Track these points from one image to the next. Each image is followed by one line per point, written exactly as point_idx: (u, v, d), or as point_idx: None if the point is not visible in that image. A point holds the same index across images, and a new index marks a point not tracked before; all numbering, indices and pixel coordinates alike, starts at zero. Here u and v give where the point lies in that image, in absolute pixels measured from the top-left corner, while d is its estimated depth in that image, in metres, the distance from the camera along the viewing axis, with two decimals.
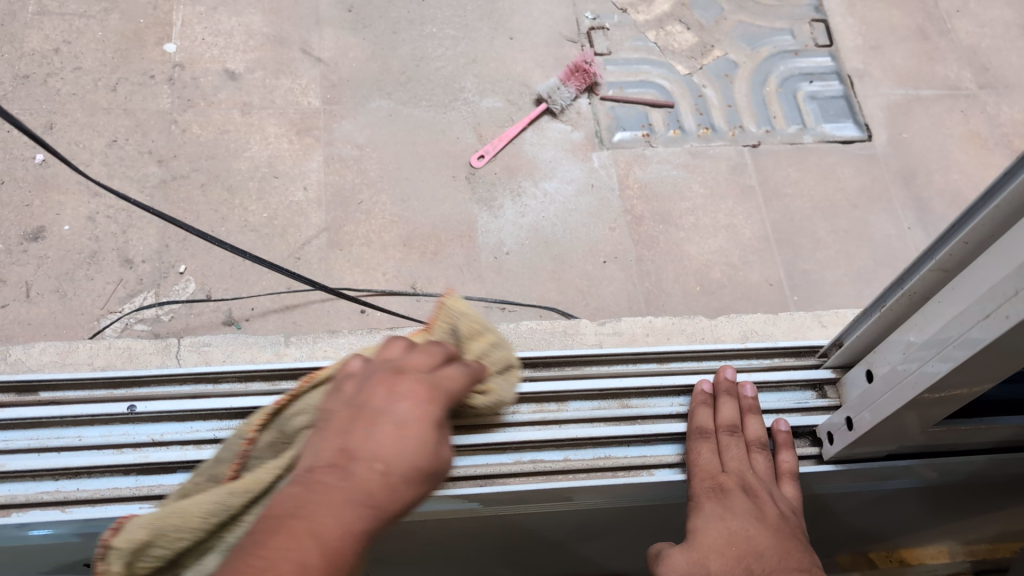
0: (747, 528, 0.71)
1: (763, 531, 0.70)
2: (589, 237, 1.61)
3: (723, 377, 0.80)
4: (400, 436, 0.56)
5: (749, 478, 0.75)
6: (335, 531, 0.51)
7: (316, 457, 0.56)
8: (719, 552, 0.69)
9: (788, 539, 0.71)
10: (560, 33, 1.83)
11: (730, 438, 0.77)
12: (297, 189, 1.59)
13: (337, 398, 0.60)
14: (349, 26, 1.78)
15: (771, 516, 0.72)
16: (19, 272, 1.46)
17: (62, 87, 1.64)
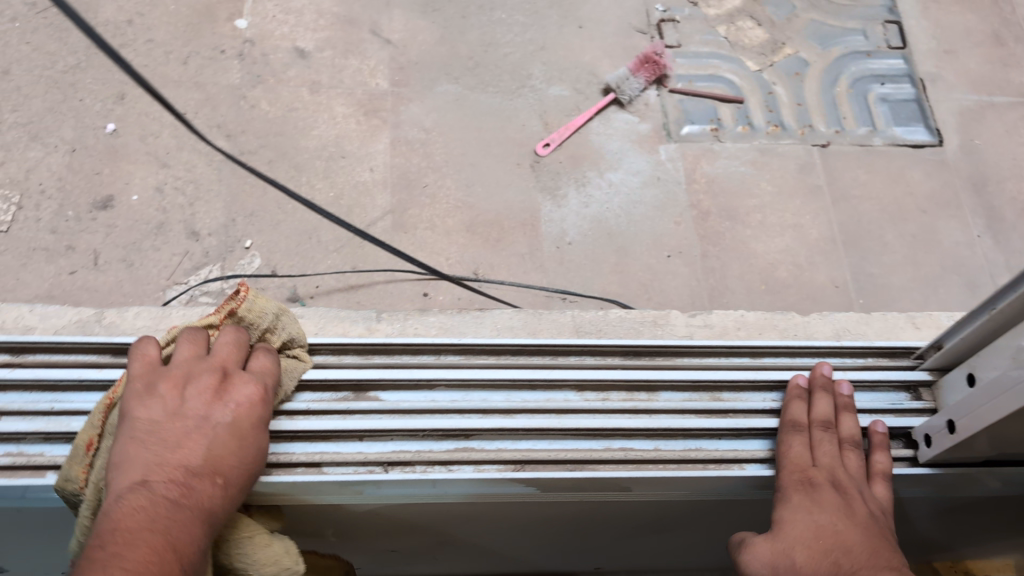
0: (833, 525, 0.69)
1: (848, 530, 0.69)
2: (653, 231, 1.60)
3: (820, 373, 0.78)
4: (227, 448, 0.65)
5: (839, 475, 0.74)
6: (181, 537, 0.59)
7: (162, 461, 0.63)
8: (803, 547, 0.68)
9: (876, 540, 0.69)
10: (630, 24, 1.82)
11: (823, 433, 0.75)
12: (364, 170, 1.59)
13: (187, 397, 0.67)
14: (419, 10, 1.78)
15: (859, 515, 0.71)
16: (88, 240, 1.47)
17: (134, 58, 1.65)
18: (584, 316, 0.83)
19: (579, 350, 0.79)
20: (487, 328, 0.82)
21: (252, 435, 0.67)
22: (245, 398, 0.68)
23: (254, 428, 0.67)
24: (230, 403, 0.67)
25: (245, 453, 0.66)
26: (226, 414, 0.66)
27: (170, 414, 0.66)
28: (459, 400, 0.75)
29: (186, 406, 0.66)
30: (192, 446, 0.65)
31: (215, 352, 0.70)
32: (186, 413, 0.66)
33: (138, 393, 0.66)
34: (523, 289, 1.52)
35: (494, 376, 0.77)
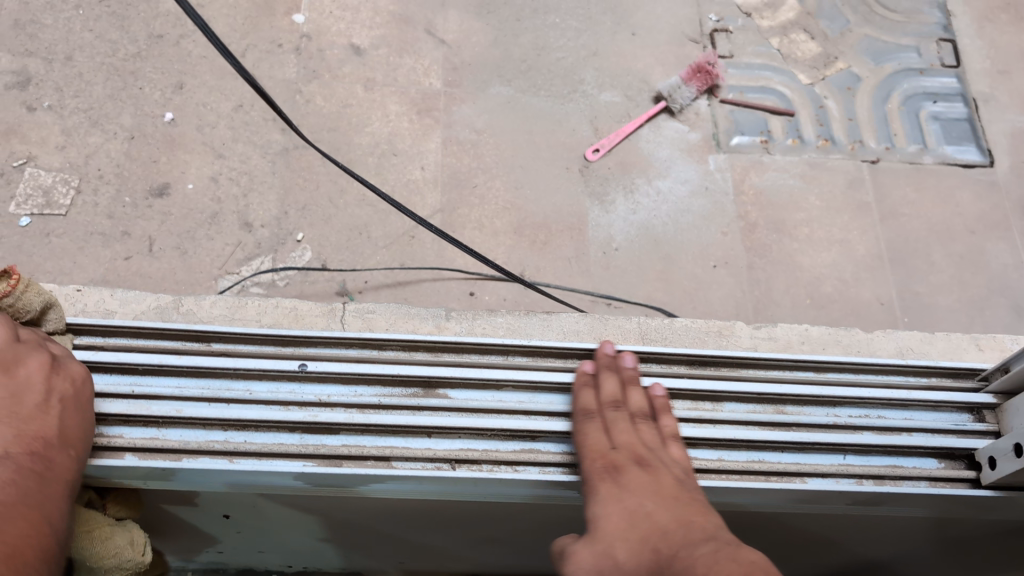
0: (643, 502, 0.65)
1: (660, 501, 0.65)
2: (700, 241, 1.60)
3: (605, 353, 0.78)
4: (73, 421, 0.66)
5: (645, 450, 0.71)
6: (41, 516, 0.60)
7: (18, 433, 0.63)
8: (619, 532, 0.63)
9: (687, 503, 0.65)
10: (682, 33, 1.82)
11: (616, 413, 0.74)
12: (415, 168, 1.61)
13: (15, 369, 0.66)
14: (474, 11, 1.79)
15: (666, 485, 0.67)
16: (143, 226, 1.48)
17: (193, 48, 1.67)
18: (650, 323, 0.84)
19: (645, 357, 0.80)
20: (554, 332, 0.82)
21: (88, 409, 0.68)
22: (84, 381, 0.69)
23: (88, 406, 0.69)
24: (71, 380, 0.68)
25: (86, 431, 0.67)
26: (71, 389, 0.67)
27: (13, 394, 0.65)
28: (526, 402, 0.77)
29: (26, 384, 0.66)
30: (44, 421, 0.64)
31: (30, 341, 0.69)
32: (31, 393, 0.65)
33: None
34: (569, 293, 1.52)
35: (560, 379, 0.77)
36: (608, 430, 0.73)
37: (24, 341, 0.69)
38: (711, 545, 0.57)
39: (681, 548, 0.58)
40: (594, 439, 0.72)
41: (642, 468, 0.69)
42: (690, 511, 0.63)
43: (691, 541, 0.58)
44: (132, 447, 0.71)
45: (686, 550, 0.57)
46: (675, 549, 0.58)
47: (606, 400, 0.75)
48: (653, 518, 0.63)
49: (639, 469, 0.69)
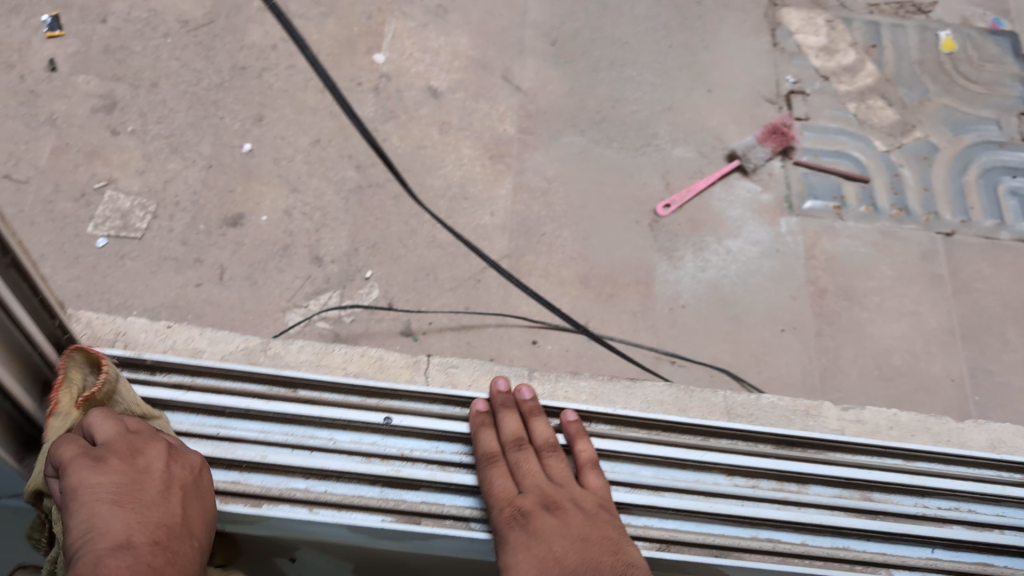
0: (560, 549, 0.64)
1: (577, 547, 0.64)
2: (769, 302, 1.58)
3: (498, 391, 0.78)
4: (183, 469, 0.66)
5: (552, 489, 0.70)
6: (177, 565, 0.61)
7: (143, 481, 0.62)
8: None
9: (603, 540, 0.64)
10: (759, 93, 1.82)
11: (519, 452, 0.73)
12: (484, 214, 1.61)
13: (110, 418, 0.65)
14: (552, 60, 1.80)
15: (581, 525, 0.66)
16: (216, 255, 1.49)
17: (275, 82, 1.69)
18: (735, 397, 0.82)
19: (732, 433, 0.79)
20: (637, 400, 0.81)
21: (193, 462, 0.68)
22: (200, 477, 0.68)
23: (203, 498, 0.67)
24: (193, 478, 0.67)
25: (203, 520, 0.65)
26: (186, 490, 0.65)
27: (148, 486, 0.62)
28: (609, 471, 0.75)
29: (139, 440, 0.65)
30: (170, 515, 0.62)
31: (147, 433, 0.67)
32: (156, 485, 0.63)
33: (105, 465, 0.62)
34: (633, 348, 1.50)
35: (644, 450, 0.76)
36: (513, 472, 0.72)
37: (136, 431, 0.66)
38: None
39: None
40: (500, 477, 0.71)
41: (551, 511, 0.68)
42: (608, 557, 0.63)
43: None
44: (214, 489, 0.70)
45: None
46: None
47: (509, 440, 0.74)
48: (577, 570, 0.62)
49: (551, 511, 0.68)
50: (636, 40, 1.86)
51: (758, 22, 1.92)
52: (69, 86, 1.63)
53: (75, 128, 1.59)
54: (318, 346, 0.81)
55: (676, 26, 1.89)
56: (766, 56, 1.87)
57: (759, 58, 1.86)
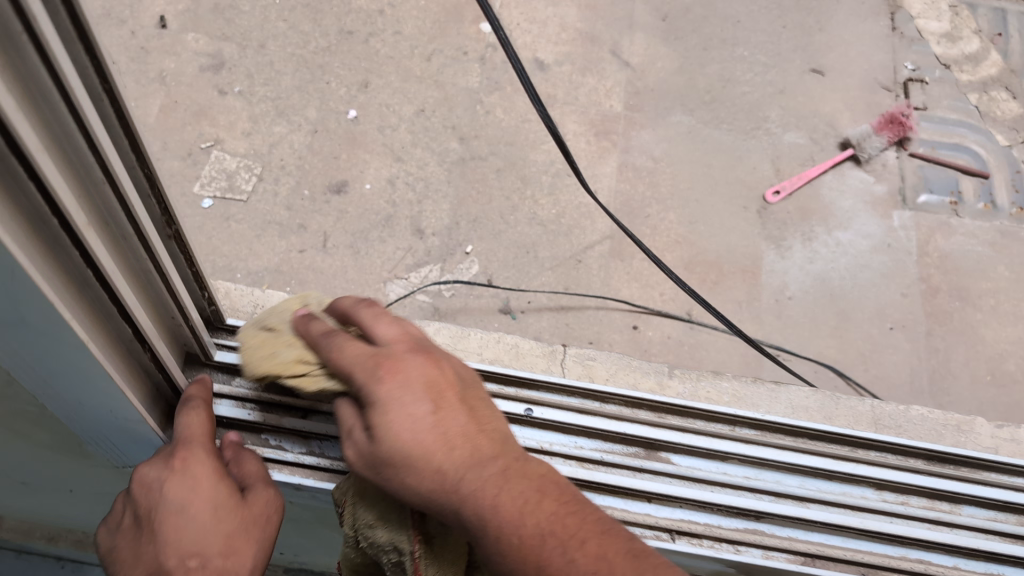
0: (503, 478, 0.56)
1: (528, 481, 0.56)
2: (878, 299, 1.53)
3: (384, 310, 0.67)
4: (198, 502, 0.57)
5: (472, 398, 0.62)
6: None
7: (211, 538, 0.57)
8: (494, 519, 0.54)
9: (562, 493, 0.57)
10: (875, 79, 1.74)
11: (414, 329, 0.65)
12: (588, 192, 1.57)
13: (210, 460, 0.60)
14: (661, 36, 1.75)
15: (530, 466, 0.58)
16: (320, 221, 1.49)
17: (381, 48, 1.68)
18: (884, 408, 0.79)
19: (882, 446, 0.75)
20: (782, 405, 0.78)
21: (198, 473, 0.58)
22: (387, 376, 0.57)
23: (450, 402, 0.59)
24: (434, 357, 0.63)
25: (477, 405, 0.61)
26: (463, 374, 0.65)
27: (206, 470, 0.58)
28: (753, 479, 0.73)
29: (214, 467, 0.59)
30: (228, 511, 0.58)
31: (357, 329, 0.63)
32: (177, 495, 0.57)
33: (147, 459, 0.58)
34: (735, 338, 1.47)
35: (791, 459, 0.73)
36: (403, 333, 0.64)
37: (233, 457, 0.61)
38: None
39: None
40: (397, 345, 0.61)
41: (457, 415, 0.59)
42: (588, 513, 0.57)
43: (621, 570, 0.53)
44: None
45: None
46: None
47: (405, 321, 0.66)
48: (550, 512, 0.55)
49: (465, 419, 0.59)
50: (749, 19, 1.80)
51: (877, 5, 1.84)
52: (178, 43, 1.63)
53: (183, 87, 1.59)
54: (456, 329, 0.79)
55: (790, 5, 1.83)
56: (884, 40, 1.79)
57: (877, 42, 1.79)
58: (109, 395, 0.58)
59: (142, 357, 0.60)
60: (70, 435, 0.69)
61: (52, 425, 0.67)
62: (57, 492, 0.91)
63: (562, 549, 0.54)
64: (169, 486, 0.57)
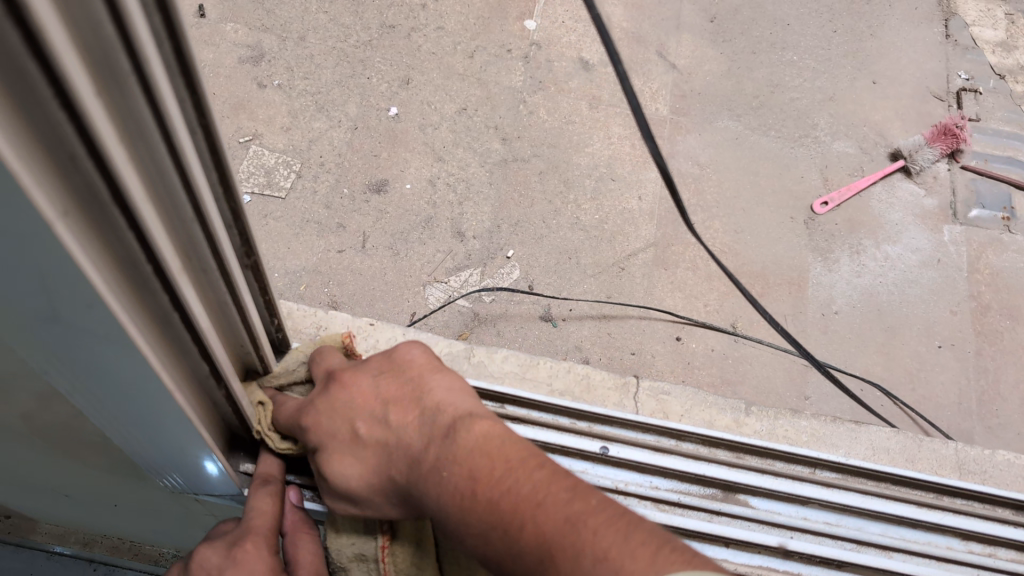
0: (431, 474, 0.50)
1: (457, 458, 0.49)
2: (927, 316, 1.49)
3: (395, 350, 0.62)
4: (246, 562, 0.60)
5: (402, 390, 0.57)
6: None
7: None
8: (446, 521, 0.49)
9: (492, 460, 0.48)
10: (928, 88, 1.70)
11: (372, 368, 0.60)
12: (632, 198, 1.54)
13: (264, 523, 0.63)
14: (709, 38, 1.72)
15: (457, 437, 0.50)
16: (359, 221, 1.46)
17: (424, 44, 1.65)
18: (968, 452, 0.77)
19: (968, 493, 0.72)
20: (862, 446, 0.76)
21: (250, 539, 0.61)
22: (317, 424, 0.59)
23: (384, 416, 0.56)
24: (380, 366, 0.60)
25: (416, 392, 0.56)
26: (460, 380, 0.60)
27: (267, 565, 0.60)
28: (835, 525, 0.69)
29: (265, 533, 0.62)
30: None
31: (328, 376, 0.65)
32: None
33: (210, 552, 0.61)
34: (781, 353, 1.43)
35: (875, 505, 0.70)
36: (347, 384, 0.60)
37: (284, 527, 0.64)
38: (594, 550, 0.42)
39: (544, 553, 0.44)
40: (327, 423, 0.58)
41: (382, 426, 0.55)
42: (538, 467, 0.47)
43: (561, 541, 0.43)
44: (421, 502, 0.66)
45: (562, 555, 0.43)
46: (536, 554, 0.44)
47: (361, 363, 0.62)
48: (484, 485, 0.47)
49: (393, 419, 0.55)
50: (799, 22, 1.77)
51: (930, 11, 1.81)
52: (217, 33, 1.60)
53: (222, 79, 1.56)
54: (525, 360, 0.78)
55: (841, 10, 1.79)
56: (937, 48, 1.75)
57: (929, 50, 1.75)
58: (184, 433, 0.55)
59: (216, 393, 0.57)
60: (125, 462, 0.66)
61: (107, 454, 0.65)
62: (99, 507, 0.88)
63: (498, 531, 0.46)
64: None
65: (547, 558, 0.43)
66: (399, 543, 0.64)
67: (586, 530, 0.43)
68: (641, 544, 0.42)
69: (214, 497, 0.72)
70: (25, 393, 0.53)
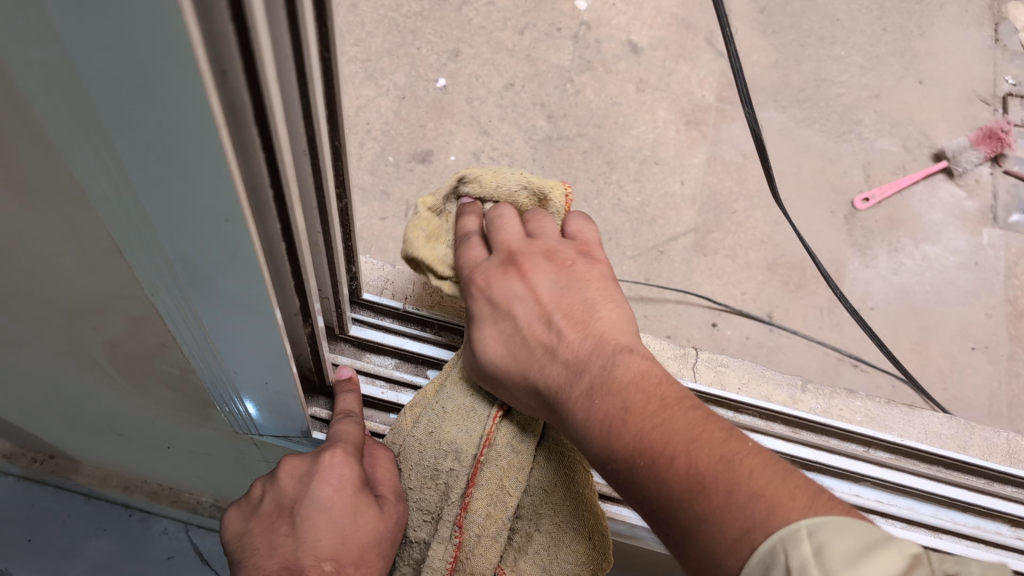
0: (598, 392, 0.58)
1: (621, 388, 0.57)
2: (961, 317, 1.49)
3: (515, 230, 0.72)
4: (323, 473, 0.64)
5: (572, 308, 0.67)
6: (358, 551, 0.62)
7: (326, 503, 0.63)
8: (595, 442, 0.56)
9: (659, 399, 0.55)
10: (974, 91, 1.70)
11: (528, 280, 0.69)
12: (675, 182, 1.54)
13: (355, 438, 0.66)
14: (758, 28, 1.73)
15: (616, 372, 0.58)
16: (402, 189, 1.46)
17: (474, 17, 1.65)
18: (1019, 442, 0.78)
19: (1018, 481, 0.73)
20: (916, 429, 0.77)
21: (334, 449, 0.64)
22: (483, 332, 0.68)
23: (552, 319, 0.66)
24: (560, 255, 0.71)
25: (580, 321, 0.65)
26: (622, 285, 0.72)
27: (352, 475, 0.64)
28: (887, 504, 0.70)
29: (353, 447, 0.66)
30: (367, 521, 0.63)
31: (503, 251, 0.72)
32: (324, 493, 0.63)
33: (302, 459, 0.67)
34: (815, 345, 1.44)
35: (929, 487, 0.71)
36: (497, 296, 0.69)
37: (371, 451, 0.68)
38: (748, 486, 0.48)
39: (692, 475, 0.50)
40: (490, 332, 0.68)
41: (555, 336, 0.65)
42: (694, 412, 0.54)
43: (713, 470, 0.49)
44: None
45: (713, 483, 0.49)
46: (679, 481, 0.50)
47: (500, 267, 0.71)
48: (642, 415, 0.54)
49: (561, 340, 0.64)
50: (849, 18, 1.77)
51: (980, 14, 1.80)
52: None
53: None
54: None
55: (892, 9, 1.79)
56: (985, 52, 1.75)
57: (977, 53, 1.75)
58: (271, 363, 0.56)
59: (301, 328, 0.58)
60: (195, 398, 0.68)
61: (180, 388, 0.67)
62: (152, 448, 0.90)
63: (645, 458, 0.52)
64: (318, 483, 0.64)
65: (695, 488, 0.49)
66: (510, 422, 0.68)
67: (738, 467, 0.49)
68: (792, 486, 0.48)
69: (275, 438, 0.74)
70: (118, 316, 0.54)
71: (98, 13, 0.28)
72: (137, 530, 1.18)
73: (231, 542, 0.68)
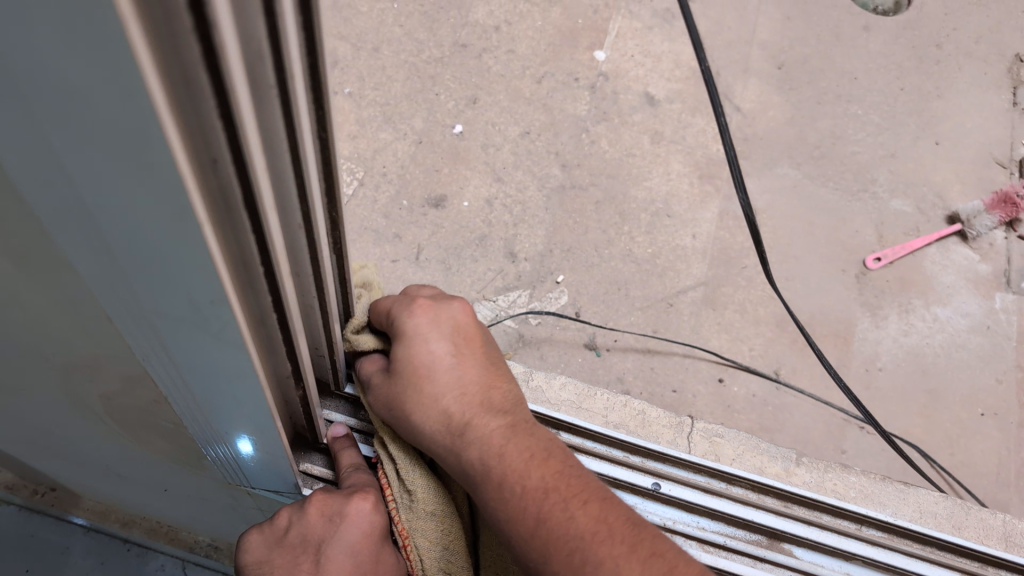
0: (506, 464, 0.63)
1: (492, 443, 0.64)
2: (971, 382, 1.48)
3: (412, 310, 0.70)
4: (351, 516, 0.65)
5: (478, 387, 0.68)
6: None
7: (349, 546, 0.65)
8: (502, 511, 0.62)
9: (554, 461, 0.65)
10: (990, 154, 1.70)
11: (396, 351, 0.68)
12: (687, 236, 1.54)
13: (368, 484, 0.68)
14: (776, 84, 1.73)
15: (514, 450, 0.64)
16: (415, 233, 1.48)
17: (493, 65, 1.67)
18: (1017, 526, 0.77)
19: (1012, 567, 0.73)
20: (910, 507, 0.77)
21: (361, 495, 0.66)
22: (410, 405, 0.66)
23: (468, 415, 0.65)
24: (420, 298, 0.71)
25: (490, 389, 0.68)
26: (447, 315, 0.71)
27: (378, 522, 0.66)
28: None
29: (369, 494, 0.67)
30: (385, 565, 0.67)
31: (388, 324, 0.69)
32: (352, 537, 0.65)
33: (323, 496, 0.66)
34: (821, 406, 1.43)
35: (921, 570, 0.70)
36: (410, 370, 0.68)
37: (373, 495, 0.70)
38: None
39: (539, 530, 0.60)
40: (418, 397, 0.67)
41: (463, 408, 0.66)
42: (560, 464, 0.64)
43: (590, 543, 0.59)
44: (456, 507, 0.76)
45: (602, 553, 0.59)
46: (532, 533, 0.60)
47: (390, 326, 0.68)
48: (511, 469, 0.63)
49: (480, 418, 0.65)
50: (867, 76, 1.77)
51: (999, 77, 1.80)
52: None
53: None
54: (582, 391, 0.80)
55: (911, 68, 1.79)
56: (1003, 115, 1.75)
57: (995, 116, 1.75)
58: (260, 424, 0.57)
59: (291, 389, 0.59)
60: (190, 450, 0.69)
61: (175, 441, 0.67)
62: (151, 490, 0.90)
63: (538, 528, 0.60)
64: (347, 526, 0.65)
65: (578, 554, 0.59)
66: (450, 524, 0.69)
67: (581, 523, 0.60)
68: None
69: (269, 492, 0.75)
70: (111, 373, 0.55)
71: (79, 103, 0.28)
72: (134, 565, 1.18)
73: (249, 567, 0.68)
